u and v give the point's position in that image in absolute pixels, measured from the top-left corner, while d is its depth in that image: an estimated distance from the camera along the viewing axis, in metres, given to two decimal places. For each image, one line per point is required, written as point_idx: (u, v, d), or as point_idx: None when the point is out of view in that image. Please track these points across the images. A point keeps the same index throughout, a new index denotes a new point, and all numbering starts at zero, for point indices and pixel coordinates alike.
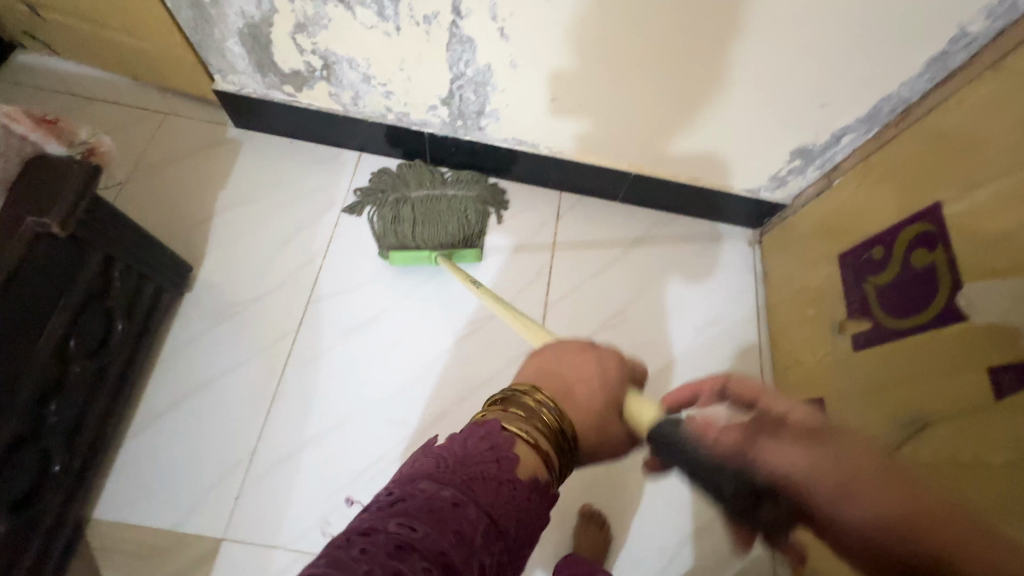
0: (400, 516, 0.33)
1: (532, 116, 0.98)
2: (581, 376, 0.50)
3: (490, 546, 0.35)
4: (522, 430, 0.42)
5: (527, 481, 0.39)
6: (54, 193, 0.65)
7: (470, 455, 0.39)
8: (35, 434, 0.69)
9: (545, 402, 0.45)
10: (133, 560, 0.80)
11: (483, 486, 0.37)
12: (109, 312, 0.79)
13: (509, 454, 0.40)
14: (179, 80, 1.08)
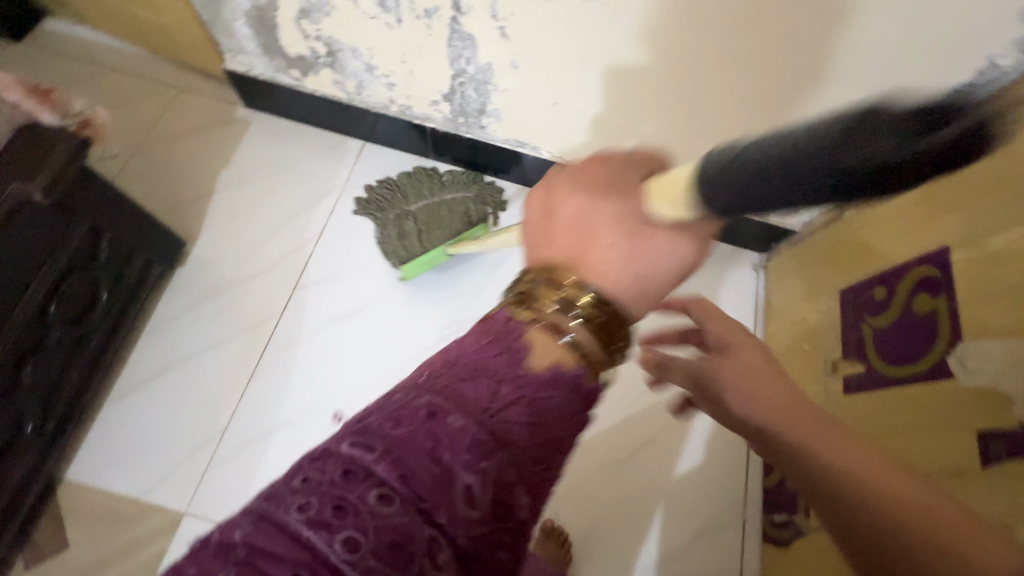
0: (360, 434, 0.29)
1: (533, 119, 0.95)
2: (587, 211, 0.39)
3: (483, 451, 0.29)
4: (535, 320, 0.35)
5: (542, 374, 0.33)
6: (40, 162, 0.66)
7: (465, 353, 0.33)
8: (8, 393, 0.71)
9: (555, 280, 0.36)
10: (97, 522, 0.83)
11: (473, 388, 0.31)
12: (95, 281, 0.81)
13: (515, 346, 0.34)
14: (192, 56, 1.10)
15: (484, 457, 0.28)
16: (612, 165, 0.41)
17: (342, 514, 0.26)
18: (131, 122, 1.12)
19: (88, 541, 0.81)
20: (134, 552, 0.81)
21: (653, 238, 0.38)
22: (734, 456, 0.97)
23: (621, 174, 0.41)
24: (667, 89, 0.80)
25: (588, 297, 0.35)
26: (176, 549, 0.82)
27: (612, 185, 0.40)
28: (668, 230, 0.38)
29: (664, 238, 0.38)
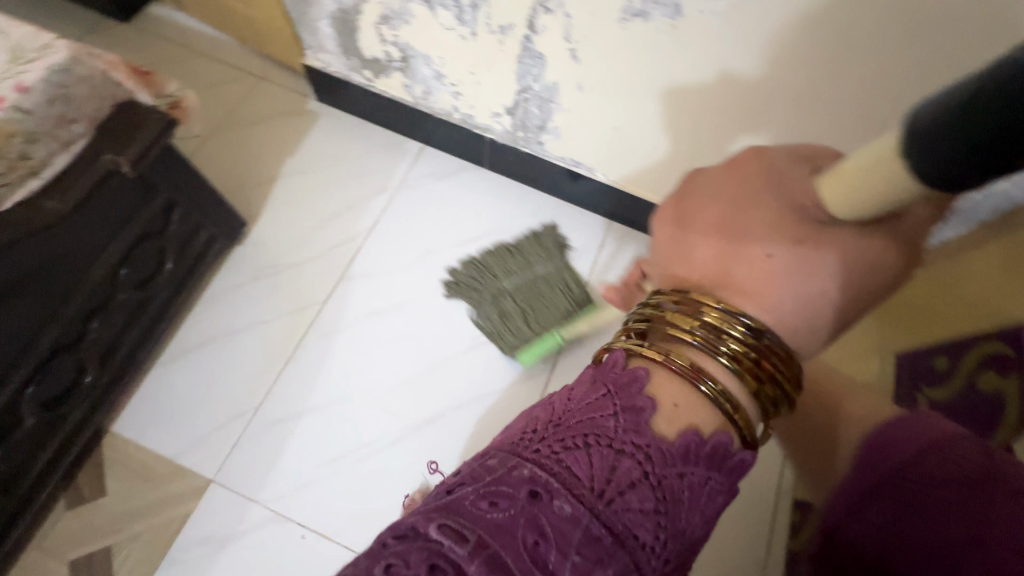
0: (454, 515, 0.33)
1: (592, 141, 0.95)
2: (740, 219, 0.38)
3: (585, 545, 0.32)
4: (673, 363, 0.37)
5: (666, 447, 0.35)
6: (131, 138, 0.72)
7: (580, 413, 0.37)
8: (74, 345, 0.77)
9: (697, 314, 0.37)
10: (133, 476, 0.87)
11: (576, 466, 0.34)
12: (162, 251, 0.87)
13: (632, 410, 0.36)
14: (276, 49, 1.16)
15: (585, 551, 0.32)
16: (764, 159, 0.39)
17: None
18: (213, 106, 1.20)
19: (123, 494, 0.86)
20: (162, 510, 0.86)
21: (830, 245, 0.35)
22: (759, 509, 0.93)
23: (783, 170, 0.38)
24: (735, 126, 0.78)
25: (738, 333, 0.36)
26: (200, 514, 0.86)
27: (767, 184, 0.38)
28: (852, 232, 0.35)
29: (849, 246, 0.35)
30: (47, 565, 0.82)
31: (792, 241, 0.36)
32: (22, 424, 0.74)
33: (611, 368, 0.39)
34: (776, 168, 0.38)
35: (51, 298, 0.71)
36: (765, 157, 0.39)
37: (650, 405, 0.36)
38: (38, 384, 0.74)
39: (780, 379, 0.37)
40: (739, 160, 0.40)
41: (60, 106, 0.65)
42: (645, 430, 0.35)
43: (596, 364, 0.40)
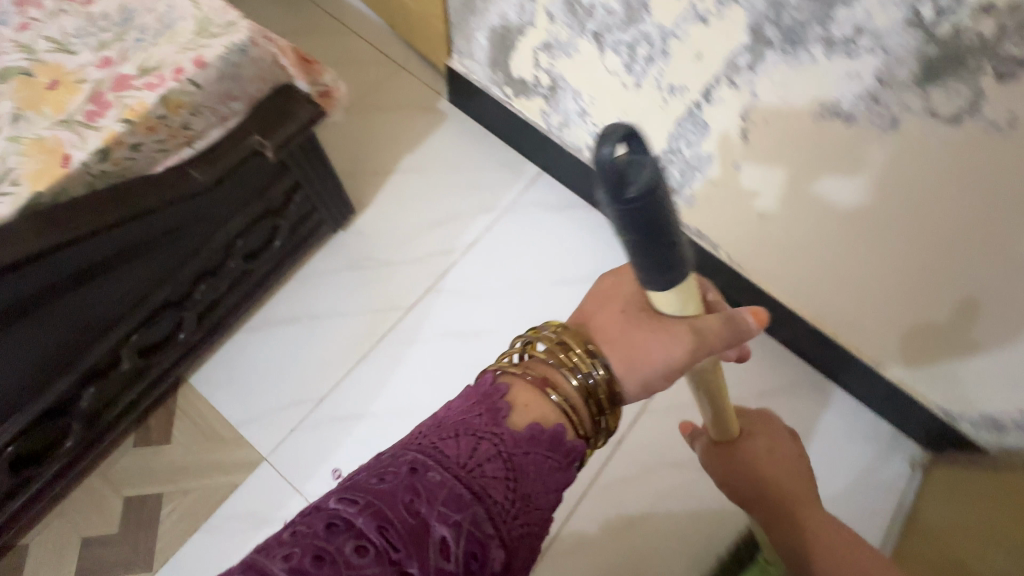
0: (349, 491, 0.37)
1: (732, 222, 0.87)
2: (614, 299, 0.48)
3: (449, 501, 0.37)
4: (528, 374, 0.46)
5: (516, 432, 0.42)
6: (281, 122, 0.73)
7: (453, 411, 0.44)
8: (179, 302, 0.80)
9: (559, 339, 0.47)
10: (197, 431, 0.91)
11: (447, 448, 0.40)
12: (275, 229, 0.88)
13: (493, 409, 0.43)
14: (423, 44, 1.15)
15: (451, 508, 0.37)
16: None
17: (319, 561, 0.33)
18: (351, 87, 1.21)
19: (184, 447, 0.90)
20: (213, 473, 0.88)
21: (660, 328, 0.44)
22: None
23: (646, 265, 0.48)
24: (826, 171, 0.67)
25: (591, 362, 0.46)
26: (246, 488, 0.88)
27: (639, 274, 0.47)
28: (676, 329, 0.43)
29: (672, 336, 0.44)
30: (105, 495, 0.86)
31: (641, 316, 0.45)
32: (120, 365, 0.77)
33: (483, 383, 0.46)
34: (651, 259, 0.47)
35: (172, 259, 0.74)
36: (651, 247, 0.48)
37: (507, 405, 0.43)
38: (143, 332, 0.77)
39: (611, 402, 0.47)
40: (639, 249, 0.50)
41: (227, 82, 0.66)
42: (502, 422, 0.42)
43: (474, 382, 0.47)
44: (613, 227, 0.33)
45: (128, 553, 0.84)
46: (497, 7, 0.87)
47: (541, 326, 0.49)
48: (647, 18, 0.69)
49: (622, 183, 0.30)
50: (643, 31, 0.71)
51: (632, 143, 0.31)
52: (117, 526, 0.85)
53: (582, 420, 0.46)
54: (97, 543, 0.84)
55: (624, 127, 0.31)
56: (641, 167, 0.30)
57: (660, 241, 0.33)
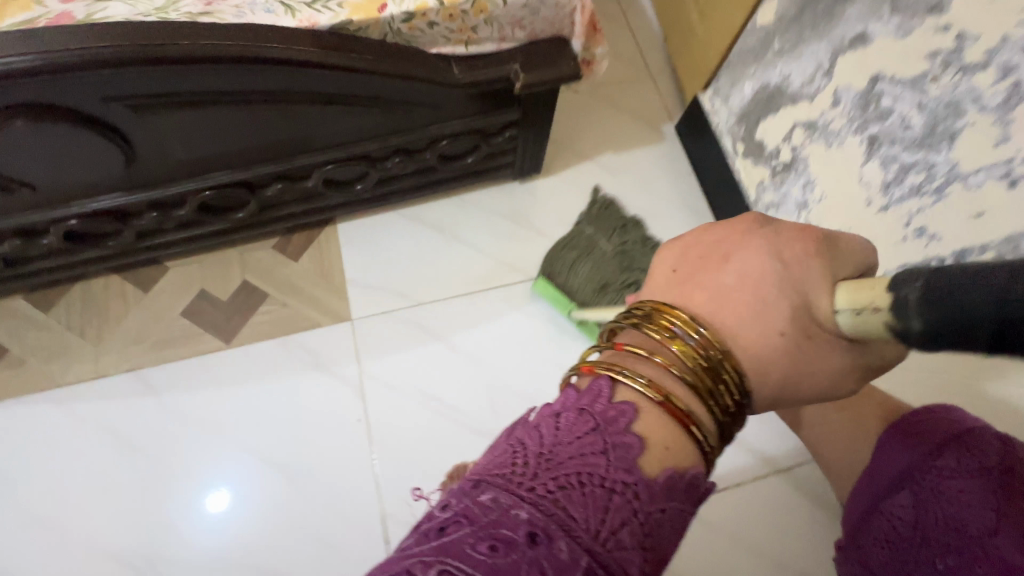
0: (451, 559, 0.30)
1: (914, 388, 0.78)
2: (753, 292, 0.41)
3: None
4: (637, 376, 0.39)
5: (656, 485, 0.35)
6: (542, 67, 0.77)
7: (564, 437, 0.36)
8: (372, 161, 0.89)
9: (676, 335, 0.40)
10: (320, 266, 1.02)
11: (573, 507, 0.33)
12: (474, 148, 0.94)
13: (622, 448, 0.35)
14: (684, 67, 1.14)
15: None
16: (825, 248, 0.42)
17: None
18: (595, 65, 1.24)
19: (304, 271, 1.01)
20: (310, 305, 0.99)
21: (820, 342, 0.41)
22: None
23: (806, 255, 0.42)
24: None
25: (718, 367, 0.39)
26: (326, 333, 0.97)
27: (798, 269, 0.41)
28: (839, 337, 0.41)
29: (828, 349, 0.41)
30: (232, 268, 1.00)
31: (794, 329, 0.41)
32: (305, 183, 0.88)
33: (596, 401, 0.38)
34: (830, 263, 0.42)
35: (389, 125, 0.83)
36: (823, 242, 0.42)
37: (640, 443, 0.36)
38: (336, 168, 0.88)
39: (738, 415, 0.41)
40: (796, 230, 0.43)
41: (525, 12, 0.72)
42: (634, 469, 0.35)
43: (578, 389, 0.39)
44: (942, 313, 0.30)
45: (221, 321, 0.97)
46: (785, 66, 0.83)
47: (648, 317, 0.41)
48: (944, 151, 0.62)
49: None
50: (931, 161, 0.64)
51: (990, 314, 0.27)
52: (227, 296, 0.98)
53: (711, 440, 0.39)
54: (206, 298, 0.98)
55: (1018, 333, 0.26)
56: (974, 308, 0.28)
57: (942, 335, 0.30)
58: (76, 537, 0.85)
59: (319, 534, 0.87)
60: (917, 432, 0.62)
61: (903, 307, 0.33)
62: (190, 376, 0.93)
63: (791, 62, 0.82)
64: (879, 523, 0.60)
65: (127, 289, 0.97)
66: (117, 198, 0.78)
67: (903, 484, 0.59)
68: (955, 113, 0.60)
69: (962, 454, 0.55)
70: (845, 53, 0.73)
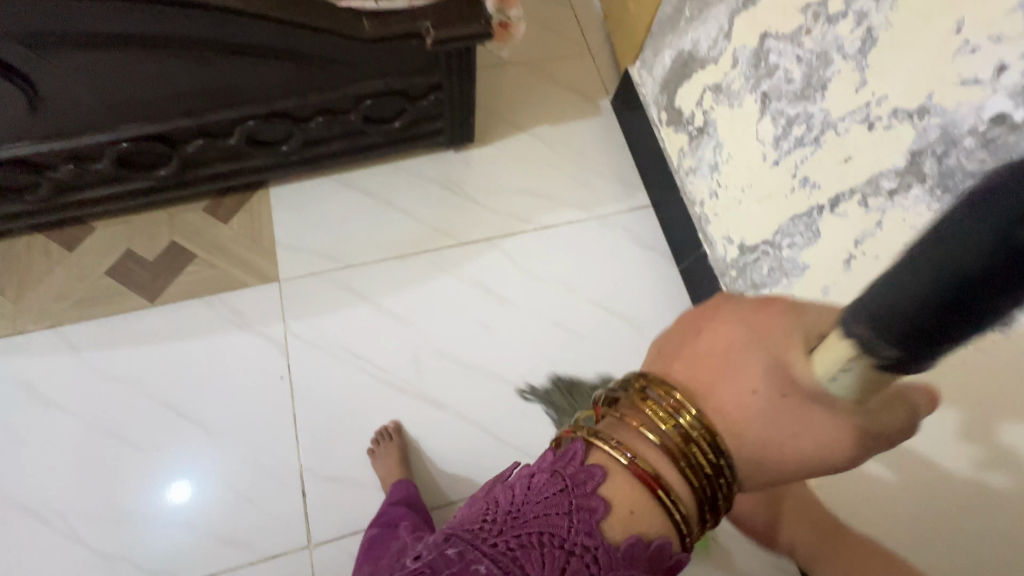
0: None
1: None
2: (725, 363, 0.33)
3: None
4: (607, 441, 0.36)
5: (615, 553, 0.34)
6: (453, 24, 0.79)
7: (532, 497, 0.37)
8: (296, 120, 0.91)
9: (652, 399, 0.34)
10: (250, 228, 1.03)
11: (531, 566, 0.35)
12: (401, 111, 0.96)
13: (584, 511, 0.35)
14: (619, 43, 1.17)
15: None
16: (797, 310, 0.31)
17: None
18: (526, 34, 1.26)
19: (233, 234, 1.02)
20: (239, 266, 1.00)
21: (809, 414, 0.30)
22: None
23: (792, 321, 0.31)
24: None
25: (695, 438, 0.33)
26: (253, 293, 0.98)
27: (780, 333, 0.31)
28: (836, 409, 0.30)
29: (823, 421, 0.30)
30: (160, 229, 1.00)
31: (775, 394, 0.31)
32: (228, 140, 0.89)
33: (568, 463, 0.37)
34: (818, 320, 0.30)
35: (309, 81, 0.84)
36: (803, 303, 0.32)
37: (602, 508, 0.35)
38: (259, 125, 0.88)
39: (723, 483, 0.34)
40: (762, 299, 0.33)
41: None
42: (594, 533, 0.34)
43: (556, 450, 0.39)
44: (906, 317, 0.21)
45: (147, 280, 0.97)
46: (695, 31, 0.86)
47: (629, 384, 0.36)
48: (818, 101, 0.66)
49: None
50: (810, 112, 0.68)
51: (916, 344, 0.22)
52: (154, 256, 0.99)
53: (687, 510, 0.34)
54: (132, 257, 0.98)
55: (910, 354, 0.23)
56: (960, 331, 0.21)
57: (956, 329, 0.20)
58: None
59: (236, 489, 0.87)
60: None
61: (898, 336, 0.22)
62: (114, 334, 0.93)
63: (700, 28, 0.85)
64: None
65: (52, 248, 0.97)
66: (25, 146, 0.78)
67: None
68: (826, 62, 0.64)
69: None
70: (740, 13, 0.76)
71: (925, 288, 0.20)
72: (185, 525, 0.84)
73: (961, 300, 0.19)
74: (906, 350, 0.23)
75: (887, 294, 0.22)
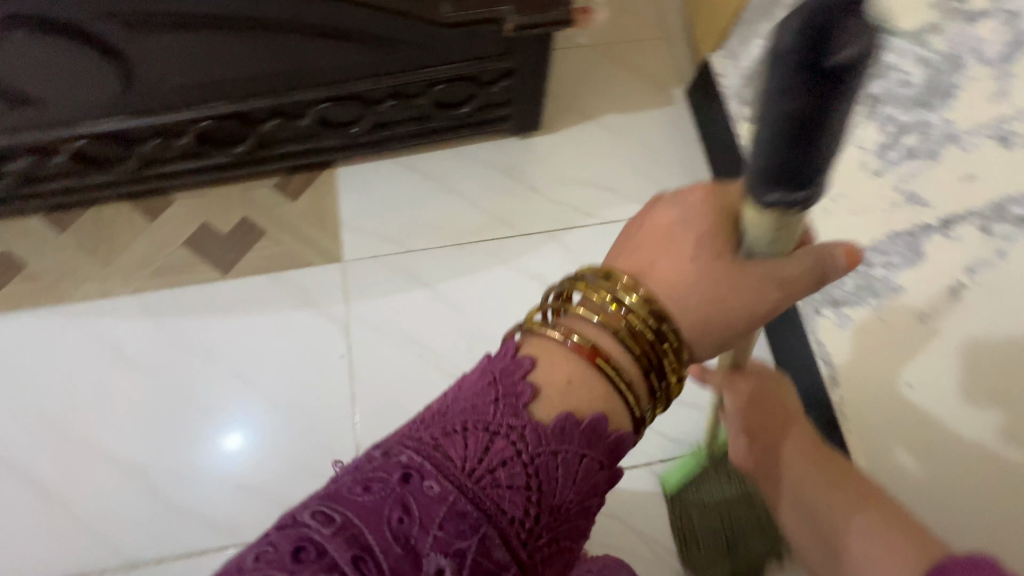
0: (330, 500, 0.35)
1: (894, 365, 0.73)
2: (668, 243, 0.45)
3: (449, 520, 0.34)
4: (556, 327, 0.43)
5: (542, 425, 0.38)
6: (532, 10, 0.75)
7: (462, 392, 0.40)
8: (368, 103, 0.90)
9: (590, 289, 0.44)
10: (315, 208, 1.05)
11: (453, 449, 0.37)
12: (470, 95, 0.94)
13: (512, 397, 0.39)
14: (700, 28, 1.09)
15: (451, 525, 0.34)
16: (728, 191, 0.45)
17: None
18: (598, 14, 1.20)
19: (299, 212, 1.04)
20: (304, 245, 1.02)
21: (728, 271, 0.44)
22: None
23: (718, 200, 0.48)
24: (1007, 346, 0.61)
25: (630, 306, 0.42)
26: (317, 272, 1.00)
27: (700, 210, 0.45)
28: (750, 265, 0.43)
29: (742, 275, 0.43)
30: (233, 204, 1.04)
31: (702, 251, 0.44)
32: (302, 120, 0.90)
33: (502, 356, 0.42)
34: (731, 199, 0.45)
35: (384, 64, 0.83)
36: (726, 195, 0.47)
37: (530, 389, 0.40)
38: (332, 107, 0.89)
39: (660, 353, 0.43)
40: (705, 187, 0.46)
41: None
42: (521, 413, 0.39)
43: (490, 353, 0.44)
44: (768, 147, 0.32)
45: (220, 253, 1.01)
46: None
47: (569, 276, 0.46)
48: (939, 110, 0.69)
49: (837, 42, 0.28)
50: (926, 122, 0.69)
51: (790, 179, 0.33)
52: (227, 230, 1.02)
53: (632, 386, 0.42)
54: (208, 230, 1.02)
55: (788, 188, 0.34)
56: (819, 148, 0.31)
57: (806, 146, 0.31)
58: (77, 437, 0.92)
59: (297, 459, 0.91)
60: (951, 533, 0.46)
61: (773, 171, 0.33)
62: (189, 303, 0.98)
63: None
64: None
65: (136, 216, 1.02)
66: (117, 122, 0.81)
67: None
68: (956, 67, 0.67)
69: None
70: None
71: (776, 123, 0.31)
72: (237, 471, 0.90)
73: (807, 128, 0.30)
74: (785, 185, 0.34)
75: (759, 147, 0.33)
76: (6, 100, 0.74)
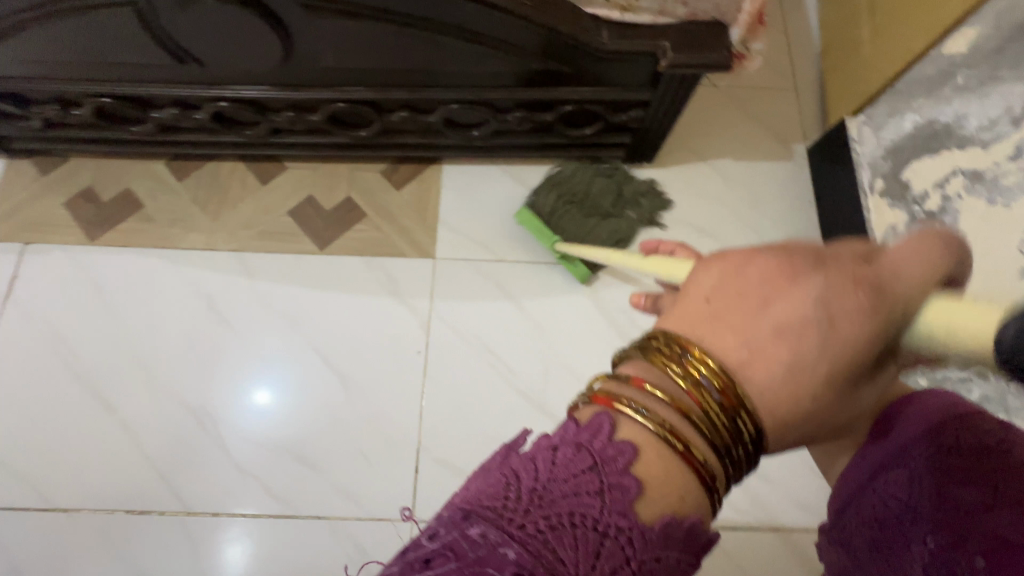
0: None
1: None
2: (795, 340, 0.35)
3: None
4: (649, 420, 0.34)
5: (648, 536, 0.32)
6: (691, 50, 0.73)
7: (557, 472, 0.34)
8: (496, 110, 0.90)
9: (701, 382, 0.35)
10: (418, 200, 1.06)
11: (563, 550, 0.31)
12: (597, 118, 0.93)
13: (614, 497, 0.32)
14: (837, 88, 1.05)
15: None
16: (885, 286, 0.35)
17: None
18: None
19: (401, 202, 1.05)
20: (401, 235, 1.03)
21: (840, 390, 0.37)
22: None
23: (860, 263, 0.36)
24: None
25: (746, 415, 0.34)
26: (410, 264, 1.01)
27: (844, 308, 0.35)
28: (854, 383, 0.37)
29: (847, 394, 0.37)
30: (340, 183, 1.06)
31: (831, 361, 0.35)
32: (428, 117, 0.91)
33: (587, 438, 0.34)
34: (898, 300, 0.35)
35: (524, 77, 0.83)
36: (883, 264, 0.36)
37: (633, 489, 0.33)
38: (461, 109, 0.89)
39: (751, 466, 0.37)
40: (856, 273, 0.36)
41: None
42: (628, 515, 0.32)
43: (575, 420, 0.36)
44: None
45: (320, 228, 1.03)
46: (965, 104, 0.76)
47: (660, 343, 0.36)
48: None
49: None
50: None
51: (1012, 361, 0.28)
52: (330, 207, 1.05)
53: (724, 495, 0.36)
54: (313, 204, 1.05)
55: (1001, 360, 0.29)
56: None
57: None
58: (160, 380, 0.96)
59: (360, 445, 0.92)
60: (929, 407, 0.47)
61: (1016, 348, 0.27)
62: (282, 271, 1.01)
63: (973, 102, 0.75)
64: (865, 504, 0.48)
65: (249, 178, 1.06)
66: (263, 90, 0.84)
67: (899, 462, 0.47)
68: None
69: (968, 436, 0.45)
70: None
71: None
72: (272, 421, 0.93)
73: None
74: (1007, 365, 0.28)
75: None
76: (173, 56, 0.78)
